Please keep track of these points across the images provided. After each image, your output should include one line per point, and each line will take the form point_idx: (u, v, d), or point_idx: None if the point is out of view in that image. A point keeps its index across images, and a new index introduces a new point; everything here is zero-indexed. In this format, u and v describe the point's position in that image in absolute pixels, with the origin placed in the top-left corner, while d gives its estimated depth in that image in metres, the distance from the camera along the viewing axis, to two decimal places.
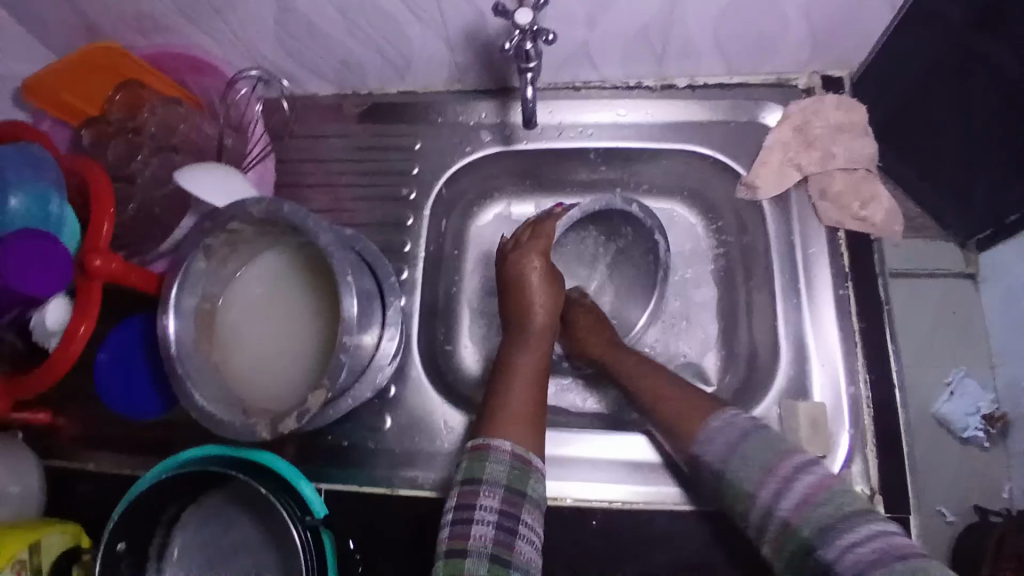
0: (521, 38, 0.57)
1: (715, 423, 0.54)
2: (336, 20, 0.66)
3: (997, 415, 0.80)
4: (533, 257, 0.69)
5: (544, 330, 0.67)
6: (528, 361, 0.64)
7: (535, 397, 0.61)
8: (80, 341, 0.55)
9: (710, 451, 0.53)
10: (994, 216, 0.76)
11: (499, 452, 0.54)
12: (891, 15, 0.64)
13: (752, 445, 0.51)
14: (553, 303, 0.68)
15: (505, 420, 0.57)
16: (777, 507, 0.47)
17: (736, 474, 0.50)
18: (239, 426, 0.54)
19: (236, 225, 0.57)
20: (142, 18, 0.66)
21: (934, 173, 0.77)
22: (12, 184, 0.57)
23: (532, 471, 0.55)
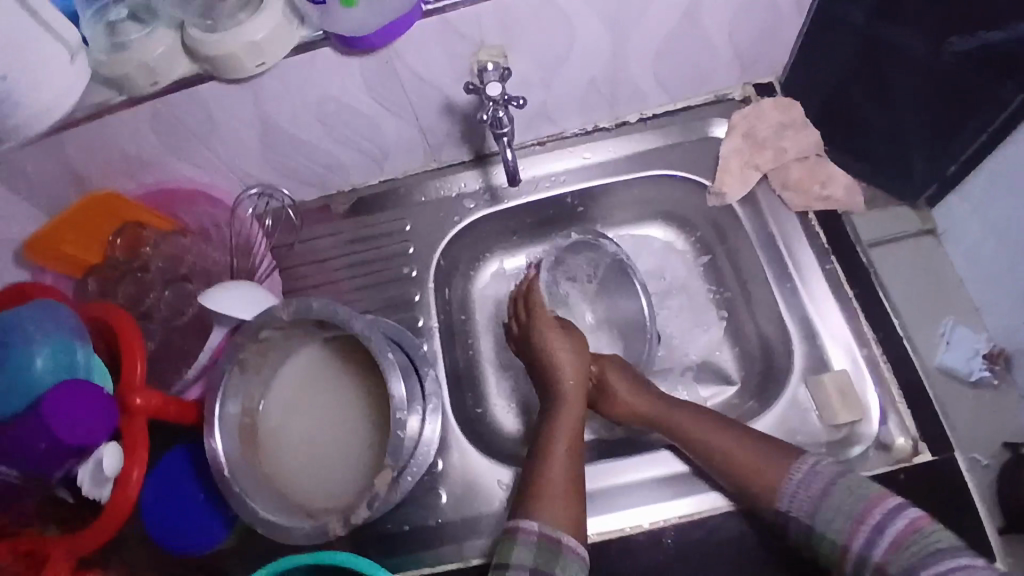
0: (495, 108, 0.64)
1: (790, 486, 0.60)
2: (316, 129, 0.71)
3: (996, 353, 0.81)
4: (541, 330, 0.73)
5: (573, 395, 0.70)
6: (569, 417, 0.69)
7: (573, 465, 0.65)
8: (135, 485, 0.56)
9: (802, 501, 0.59)
10: (936, 176, 0.80)
11: (527, 534, 0.58)
12: (802, 18, 0.73)
13: (838, 497, 0.57)
14: (581, 366, 0.72)
15: (544, 496, 0.61)
16: (872, 555, 0.54)
17: (827, 532, 0.57)
18: (307, 531, 0.56)
19: (266, 333, 0.60)
20: (132, 163, 0.70)
21: (868, 152, 0.82)
22: (37, 343, 0.57)
23: (562, 551, 0.58)
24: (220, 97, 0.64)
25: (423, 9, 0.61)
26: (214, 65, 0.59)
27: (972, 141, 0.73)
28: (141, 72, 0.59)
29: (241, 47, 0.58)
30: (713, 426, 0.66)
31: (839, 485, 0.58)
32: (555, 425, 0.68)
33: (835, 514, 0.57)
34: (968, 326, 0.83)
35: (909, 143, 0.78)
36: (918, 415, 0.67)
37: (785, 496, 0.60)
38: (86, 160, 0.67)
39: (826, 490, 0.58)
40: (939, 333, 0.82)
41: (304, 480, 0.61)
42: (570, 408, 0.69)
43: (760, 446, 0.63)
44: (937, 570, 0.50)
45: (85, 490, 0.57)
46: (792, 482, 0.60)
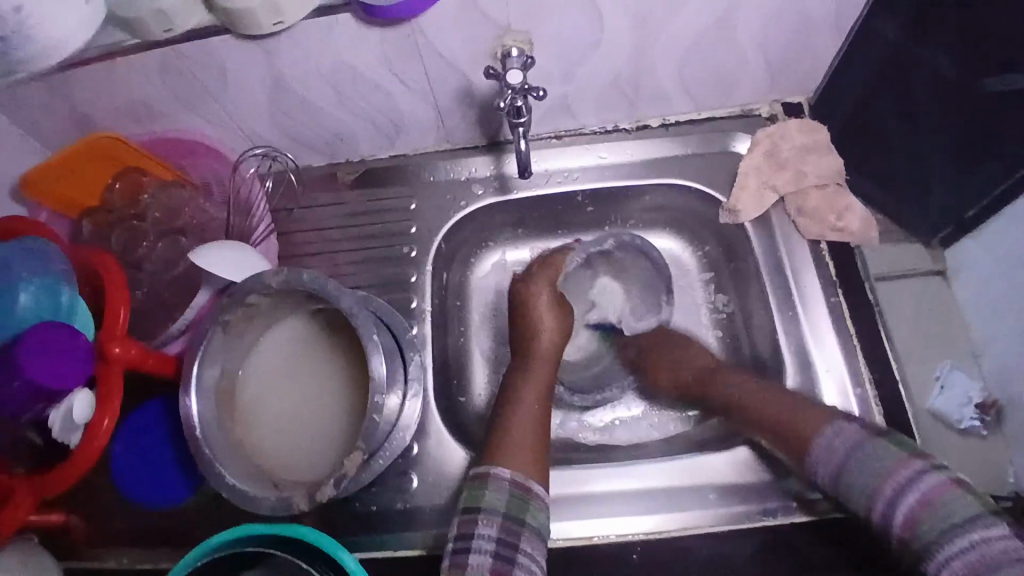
0: (513, 97, 0.62)
1: (824, 438, 0.57)
2: (329, 95, 0.70)
3: (990, 402, 0.80)
4: (540, 284, 0.73)
5: (549, 352, 0.70)
6: (542, 376, 0.68)
7: (540, 420, 0.64)
8: (104, 434, 0.56)
9: (825, 467, 0.56)
10: (953, 218, 0.79)
11: (498, 480, 0.57)
12: (840, 40, 0.71)
13: (867, 454, 0.53)
14: (560, 327, 0.72)
15: (512, 448, 0.60)
16: (892, 520, 0.51)
17: (850, 490, 0.54)
18: (273, 501, 0.55)
19: (253, 299, 0.59)
20: (140, 108, 0.69)
21: (890, 180, 0.81)
22: (21, 279, 0.57)
23: (532, 499, 0.56)
24: (235, 51, 0.62)
25: None
26: (230, 17, 0.57)
27: (987, 191, 0.72)
28: (155, 18, 0.57)
29: (260, 3, 0.56)
30: (773, 394, 0.64)
31: (861, 453, 0.54)
32: (529, 377, 0.68)
33: (862, 477, 0.53)
34: (966, 371, 0.82)
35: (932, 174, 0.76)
36: None
37: (816, 460, 0.57)
38: (90, 100, 0.66)
39: (847, 459, 0.54)
40: (934, 374, 0.83)
41: (277, 451, 0.61)
42: (544, 360, 0.69)
43: (806, 407, 0.61)
44: (945, 554, 0.47)
45: (55, 434, 0.56)
46: (829, 436, 0.57)
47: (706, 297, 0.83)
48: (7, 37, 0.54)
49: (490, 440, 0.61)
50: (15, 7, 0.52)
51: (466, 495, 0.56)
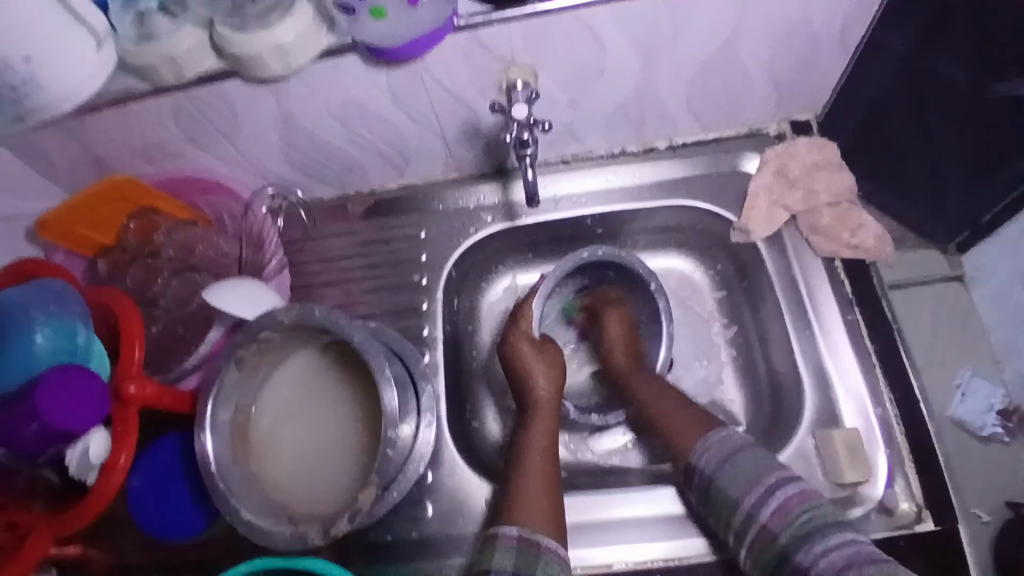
0: (518, 130, 0.63)
1: (714, 436, 0.60)
2: (337, 130, 0.71)
3: (1012, 409, 0.79)
4: (521, 339, 0.72)
5: (549, 402, 0.69)
6: (543, 429, 0.67)
7: (551, 471, 0.63)
8: (121, 472, 0.57)
9: (706, 462, 0.58)
10: (967, 220, 0.79)
11: (506, 539, 0.55)
12: (846, 60, 0.70)
13: (742, 460, 0.56)
14: (554, 375, 0.71)
15: (522, 504, 0.58)
16: (759, 515, 0.52)
17: (727, 483, 0.55)
18: (289, 536, 0.54)
19: (266, 334, 0.59)
20: (152, 150, 0.70)
21: (910, 193, 0.79)
22: (38, 321, 0.58)
23: (542, 553, 0.54)
24: (242, 92, 0.63)
25: (455, 23, 0.59)
26: (239, 62, 0.59)
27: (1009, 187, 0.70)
28: (167, 66, 0.60)
29: (268, 48, 0.57)
30: (669, 396, 0.68)
31: (744, 454, 0.56)
32: (534, 430, 0.67)
33: (734, 479, 0.55)
34: (987, 377, 0.82)
35: (954, 181, 0.74)
36: (927, 481, 0.64)
37: (706, 443, 0.60)
38: (105, 143, 0.68)
39: (735, 454, 0.57)
40: (953, 383, 0.82)
41: (294, 485, 0.61)
42: (545, 411, 0.68)
43: (689, 413, 0.65)
44: (823, 545, 0.47)
45: (73, 472, 0.57)
46: (708, 440, 0.60)
47: (719, 315, 0.82)
48: (19, 86, 0.56)
49: (503, 499, 0.60)
50: (25, 57, 0.55)
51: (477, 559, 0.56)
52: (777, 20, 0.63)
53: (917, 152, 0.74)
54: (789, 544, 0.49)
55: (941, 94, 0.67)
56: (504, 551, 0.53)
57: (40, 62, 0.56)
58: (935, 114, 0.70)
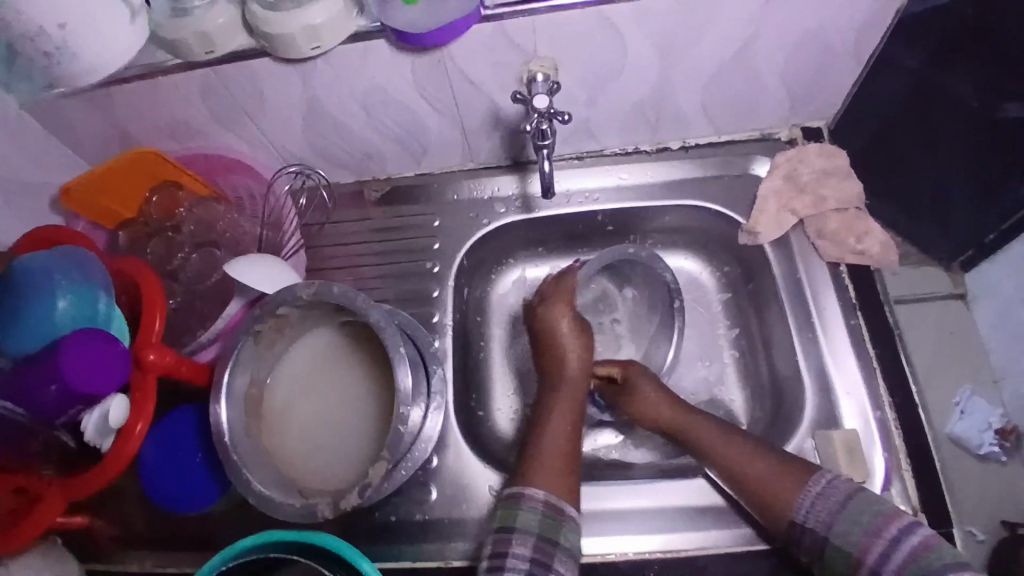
0: (538, 121, 0.64)
1: (817, 488, 0.58)
2: (359, 116, 0.72)
3: (1008, 429, 0.81)
4: (559, 308, 0.73)
5: (578, 374, 0.70)
6: (571, 397, 0.68)
7: (572, 439, 0.64)
8: (137, 440, 0.57)
9: (816, 518, 0.57)
10: (972, 239, 0.81)
11: (532, 501, 0.58)
12: (858, 69, 0.72)
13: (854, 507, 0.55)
14: (584, 345, 0.72)
15: (543, 468, 0.61)
16: (883, 571, 0.52)
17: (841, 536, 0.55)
18: (298, 509, 0.56)
19: (283, 309, 0.61)
20: (178, 125, 0.71)
21: (913, 208, 0.81)
22: (61, 287, 0.59)
23: (564, 520, 0.57)
24: (271, 72, 0.65)
25: (482, 13, 0.61)
26: (271, 42, 0.60)
27: (1010, 211, 0.73)
28: (198, 41, 0.60)
29: (298, 29, 0.59)
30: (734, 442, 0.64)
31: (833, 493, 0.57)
32: (555, 400, 0.68)
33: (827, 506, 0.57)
34: (985, 397, 0.84)
35: (958, 201, 0.77)
36: (922, 484, 0.66)
37: (800, 510, 0.58)
38: (132, 115, 0.69)
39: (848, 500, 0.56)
40: (953, 401, 0.84)
41: (305, 461, 0.62)
42: (572, 383, 0.69)
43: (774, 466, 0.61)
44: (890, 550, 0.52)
45: (88, 437, 0.58)
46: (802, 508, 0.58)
47: (724, 317, 0.83)
48: (51, 52, 0.59)
49: (525, 461, 0.63)
50: (60, 25, 0.57)
51: (499, 517, 0.58)
52: (795, 28, 0.65)
53: (921, 167, 0.76)
54: None
55: (950, 110, 0.69)
56: (531, 512, 0.56)
57: (73, 30, 0.58)
58: (946, 132, 0.71)
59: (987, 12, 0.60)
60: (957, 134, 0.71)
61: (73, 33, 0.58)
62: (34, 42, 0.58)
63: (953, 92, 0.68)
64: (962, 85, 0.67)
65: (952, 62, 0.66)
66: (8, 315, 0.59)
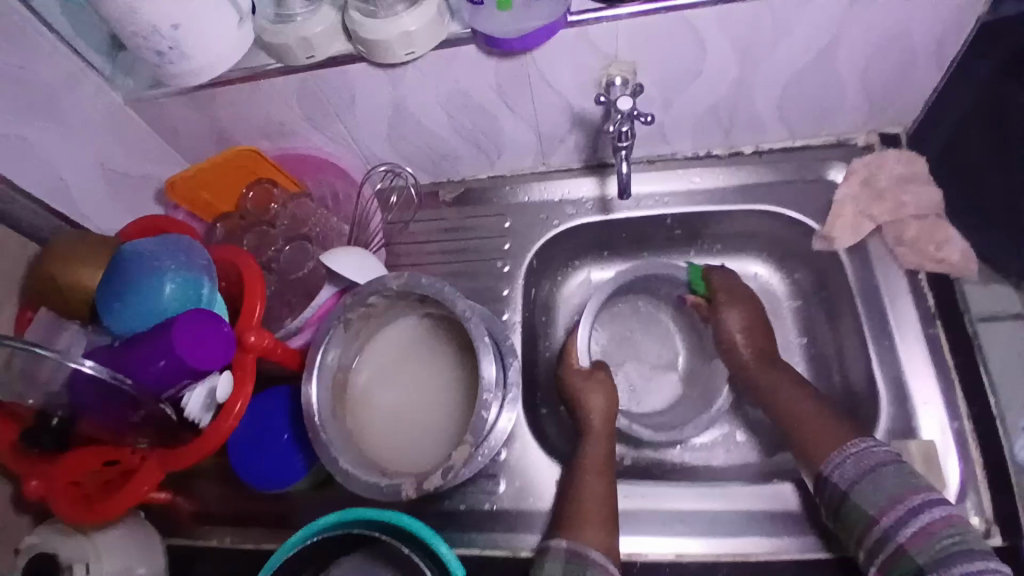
0: (619, 122, 0.66)
1: (853, 449, 0.62)
2: (442, 119, 0.76)
3: None
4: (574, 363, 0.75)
5: (601, 430, 0.71)
6: (596, 449, 0.69)
7: (606, 488, 0.66)
8: (235, 418, 0.62)
9: (841, 474, 0.61)
10: None
11: (555, 550, 0.61)
12: (938, 76, 0.71)
13: (888, 479, 0.58)
14: (609, 402, 0.72)
15: (577, 517, 0.63)
16: (894, 535, 0.56)
17: (860, 499, 0.59)
18: (385, 487, 0.59)
19: (373, 299, 0.65)
20: (273, 125, 0.76)
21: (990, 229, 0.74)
22: (170, 272, 0.65)
23: (588, 565, 0.59)
24: (364, 76, 0.69)
25: (568, 19, 0.63)
26: (368, 47, 0.64)
27: None
28: (301, 46, 0.65)
29: (397, 35, 0.62)
30: (795, 392, 0.71)
31: (888, 469, 0.59)
32: (587, 451, 0.69)
33: (875, 488, 0.58)
34: None
35: None
36: (1002, 498, 0.64)
37: (842, 459, 0.62)
38: (232, 115, 0.74)
39: (878, 471, 0.59)
40: None
41: (389, 448, 0.65)
42: (598, 433, 0.70)
43: (823, 414, 0.67)
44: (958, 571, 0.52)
45: (191, 413, 0.63)
46: (843, 452, 0.62)
47: (794, 324, 0.83)
48: (163, 51, 0.62)
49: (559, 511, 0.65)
50: (173, 26, 0.60)
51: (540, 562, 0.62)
52: (880, 33, 0.65)
53: (992, 179, 0.72)
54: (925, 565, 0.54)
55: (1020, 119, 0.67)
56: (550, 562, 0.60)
57: (185, 31, 0.61)
58: (1015, 138, 0.68)
59: None
60: None
61: (184, 33, 0.61)
62: (148, 41, 0.61)
63: (1019, 101, 0.66)
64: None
65: None
66: (118, 298, 0.63)
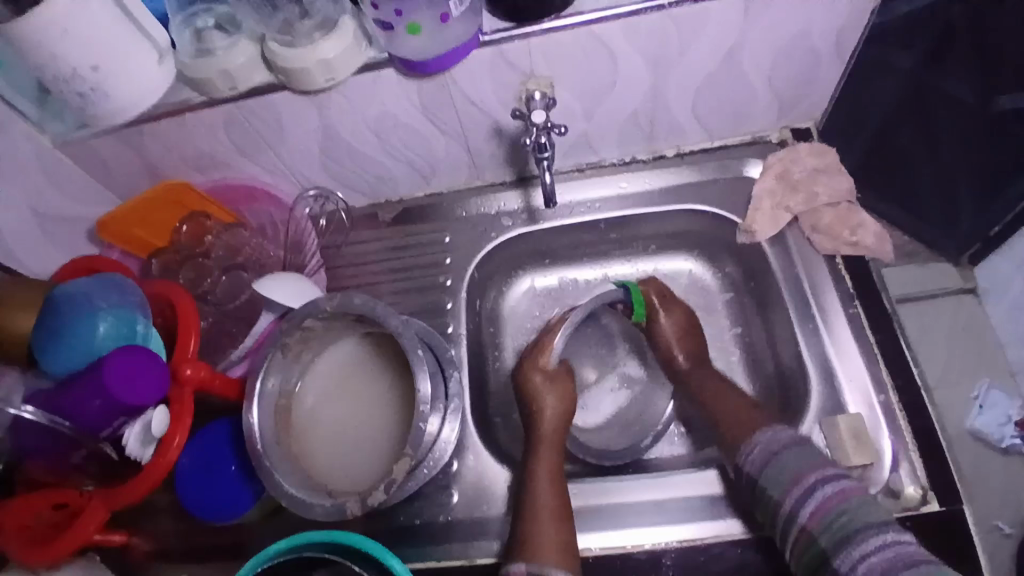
0: (537, 134, 0.68)
1: (761, 437, 0.66)
2: (372, 142, 0.77)
3: None
4: (535, 372, 0.77)
5: (553, 435, 0.73)
6: (549, 458, 0.70)
7: (559, 499, 0.66)
8: (176, 451, 0.62)
9: (752, 462, 0.64)
10: (979, 232, 0.86)
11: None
12: (840, 71, 0.75)
13: (790, 456, 0.62)
14: (564, 406, 0.75)
15: (536, 535, 0.63)
16: (799, 515, 0.58)
17: (767, 484, 0.62)
18: (329, 507, 0.59)
19: (309, 322, 0.66)
20: (203, 158, 0.77)
21: (911, 197, 0.86)
22: (103, 310, 0.64)
23: None
24: (289, 104, 0.70)
25: (480, 39, 0.66)
26: (289, 75, 0.65)
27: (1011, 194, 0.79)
28: (222, 78, 0.66)
29: (315, 63, 0.64)
30: (720, 387, 0.75)
31: (789, 452, 0.63)
32: (539, 461, 0.70)
33: (779, 475, 0.61)
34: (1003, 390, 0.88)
35: (960, 179, 0.81)
36: (930, 463, 0.68)
37: (753, 447, 0.66)
38: (160, 151, 0.75)
39: (780, 451, 0.63)
40: (970, 394, 0.88)
41: (334, 469, 0.65)
42: (550, 442, 0.72)
43: (750, 410, 0.71)
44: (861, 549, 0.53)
45: (129, 450, 0.62)
46: (755, 440, 0.66)
47: (729, 315, 0.87)
48: (85, 93, 0.64)
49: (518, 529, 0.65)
50: (93, 67, 0.62)
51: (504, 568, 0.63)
52: (775, 36, 0.69)
53: (918, 156, 0.83)
54: (830, 547, 0.55)
55: (944, 106, 0.77)
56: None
57: (106, 71, 0.63)
58: (939, 123, 0.79)
59: (977, 14, 0.67)
60: (954, 125, 0.78)
61: (105, 73, 0.63)
62: (70, 84, 0.62)
63: (944, 88, 0.76)
64: (955, 81, 0.74)
65: (945, 56, 0.73)
66: (50, 339, 0.63)
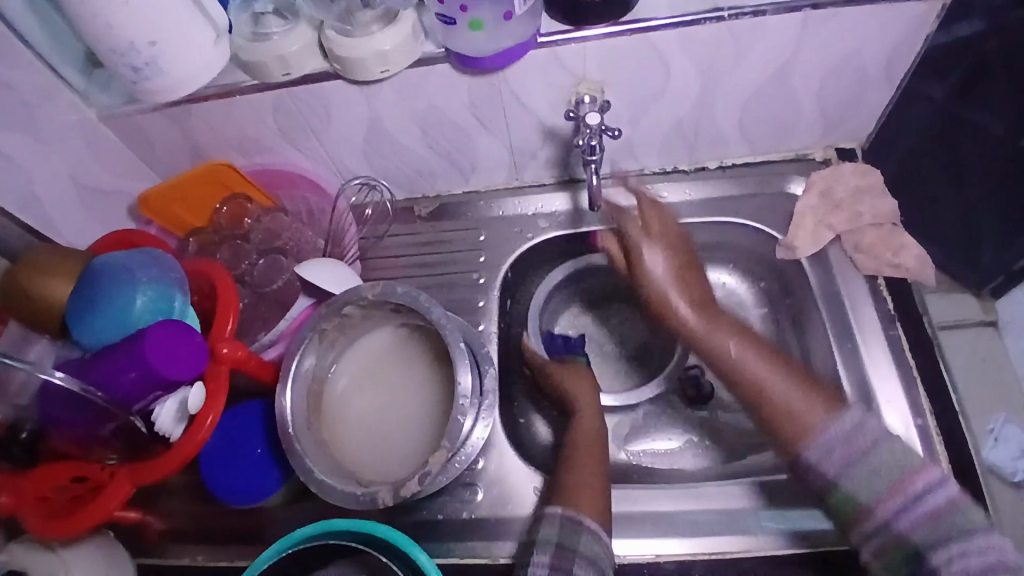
0: (588, 136, 0.68)
1: (828, 432, 0.56)
2: (416, 135, 0.77)
3: None
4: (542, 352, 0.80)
5: (587, 407, 0.73)
6: (586, 426, 0.71)
7: (599, 466, 0.66)
8: (206, 430, 0.61)
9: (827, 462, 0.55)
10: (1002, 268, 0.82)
11: (552, 515, 0.60)
12: (886, 95, 0.75)
13: (880, 459, 0.53)
14: (590, 385, 0.75)
15: (574, 492, 0.62)
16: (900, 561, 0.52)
17: (860, 494, 0.53)
18: (359, 495, 0.59)
19: (347, 309, 0.66)
20: (246, 141, 0.77)
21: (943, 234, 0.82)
22: (143, 284, 0.64)
23: (584, 530, 0.58)
24: (339, 92, 0.70)
25: (537, 40, 0.66)
26: (344, 66, 0.66)
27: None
28: (276, 63, 0.66)
29: (370, 54, 0.64)
30: (741, 342, 0.67)
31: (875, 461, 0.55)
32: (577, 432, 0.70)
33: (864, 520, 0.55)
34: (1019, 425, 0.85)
35: (984, 224, 0.77)
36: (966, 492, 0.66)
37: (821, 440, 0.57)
38: (205, 130, 0.75)
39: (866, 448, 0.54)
40: (987, 428, 0.85)
41: (362, 458, 0.65)
42: (588, 415, 0.72)
43: (791, 394, 0.62)
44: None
45: (161, 424, 0.63)
46: (826, 437, 0.56)
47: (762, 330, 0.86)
48: (139, 67, 0.63)
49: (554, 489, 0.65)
50: (151, 42, 0.61)
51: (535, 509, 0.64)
52: (829, 53, 0.69)
53: (944, 195, 0.77)
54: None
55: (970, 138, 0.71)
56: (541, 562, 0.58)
57: (163, 47, 0.62)
58: (972, 154, 0.72)
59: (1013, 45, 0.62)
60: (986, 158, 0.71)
61: (161, 50, 0.62)
62: (124, 57, 0.62)
63: (974, 121, 0.69)
64: (984, 116, 0.68)
65: (979, 90, 0.67)
66: (87, 310, 0.63)
